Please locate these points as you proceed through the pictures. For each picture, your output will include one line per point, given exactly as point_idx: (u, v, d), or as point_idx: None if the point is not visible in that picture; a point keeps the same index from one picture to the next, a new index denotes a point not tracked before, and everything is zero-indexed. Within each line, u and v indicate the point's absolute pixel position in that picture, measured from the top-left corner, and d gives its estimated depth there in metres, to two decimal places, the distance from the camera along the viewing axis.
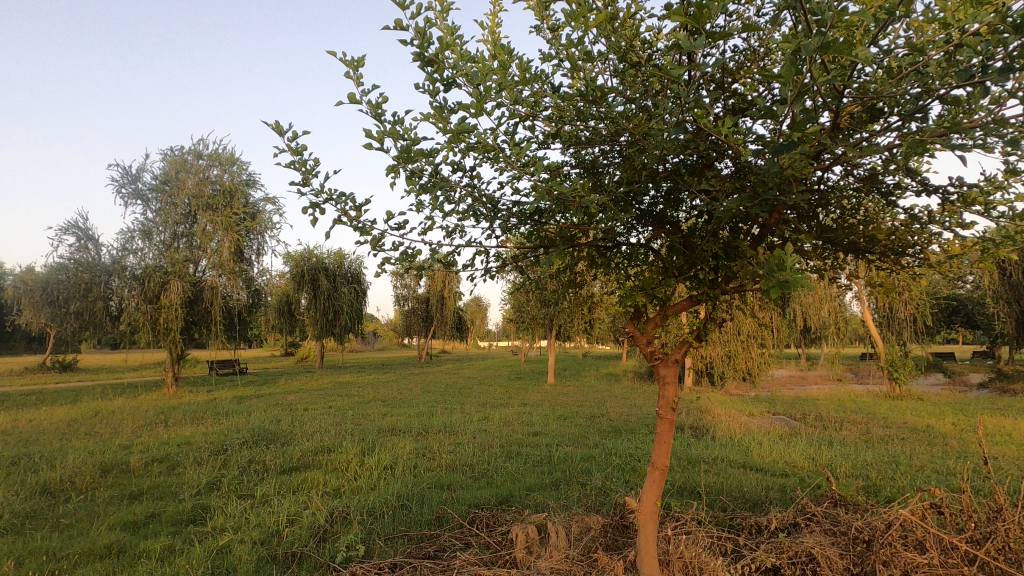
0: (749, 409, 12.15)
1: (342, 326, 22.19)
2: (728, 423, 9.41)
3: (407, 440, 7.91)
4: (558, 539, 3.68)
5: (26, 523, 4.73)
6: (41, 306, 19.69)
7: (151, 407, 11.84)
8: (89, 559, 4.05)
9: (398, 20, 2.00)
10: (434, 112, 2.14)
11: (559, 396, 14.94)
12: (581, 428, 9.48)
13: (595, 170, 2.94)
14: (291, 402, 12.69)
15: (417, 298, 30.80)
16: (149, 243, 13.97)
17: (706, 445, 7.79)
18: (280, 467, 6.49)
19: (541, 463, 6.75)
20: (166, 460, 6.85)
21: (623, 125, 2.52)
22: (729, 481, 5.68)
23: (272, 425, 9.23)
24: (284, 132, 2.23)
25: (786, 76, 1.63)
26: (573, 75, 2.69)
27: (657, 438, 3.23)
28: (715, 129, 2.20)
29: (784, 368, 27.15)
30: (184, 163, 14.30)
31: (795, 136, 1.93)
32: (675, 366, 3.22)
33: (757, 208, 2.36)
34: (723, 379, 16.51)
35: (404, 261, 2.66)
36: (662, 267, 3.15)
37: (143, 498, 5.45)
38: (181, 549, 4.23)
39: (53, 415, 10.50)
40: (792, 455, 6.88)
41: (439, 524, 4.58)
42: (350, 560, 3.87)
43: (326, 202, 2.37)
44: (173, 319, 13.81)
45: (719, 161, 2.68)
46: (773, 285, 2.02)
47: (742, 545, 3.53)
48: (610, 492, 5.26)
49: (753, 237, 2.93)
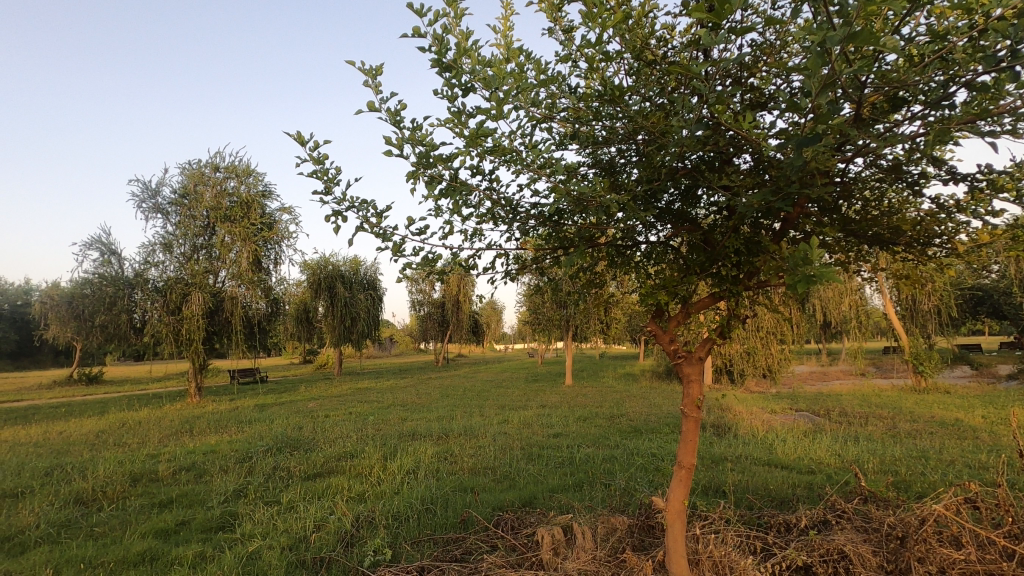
0: (771, 406, 12.02)
1: (359, 332, 22.43)
2: (750, 421, 9.29)
3: (428, 444, 7.95)
4: (585, 539, 3.67)
5: (62, 533, 4.84)
6: (67, 320, 20.14)
7: (176, 416, 12.07)
8: (124, 566, 4.15)
9: (415, 28, 2.02)
10: (452, 118, 2.17)
11: (577, 397, 14.94)
12: (602, 428, 9.47)
13: (613, 170, 2.94)
14: (313, 409, 12.86)
15: (432, 302, 30.98)
16: (170, 256, 14.28)
17: (728, 443, 7.71)
18: (305, 473, 6.57)
19: (564, 464, 6.76)
20: (193, 468, 6.97)
21: (641, 123, 2.50)
22: (754, 479, 5.62)
23: (296, 432, 9.38)
24: (305, 143, 2.27)
25: (811, 68, 1.62)
26: (588, 76, 2.70)
27: (682, 438, 3.20)
28: (735, 125, 2.19)
29: (805, 365, 26.77)
30: (202, 177, 14.53)
31: (818, 130, 1.92)
32: (700, 364, 3.18)
33: (780, 202, 2.33)
34: (744, 377, 16.37)
35: (425, 266, 2.69)
36: (683, 265, 3.14)
37: (172, 506, 5.54)
38: (212, 555, 4.31)
39: (82, 427, 10.74)
40: (818, 452, 6.78)
41: (464, 528, 4.59)
42: (378, 564, 3.92)
43: (348, 210, 2.40)
44: (195, 330, 14.07)
45: (738, 156, 2.67)
46: (799, 280, 2.00)
47: (772, 543, 3.49)
48: (635, 492, 5.24)
49: (774, 233, 2.91)
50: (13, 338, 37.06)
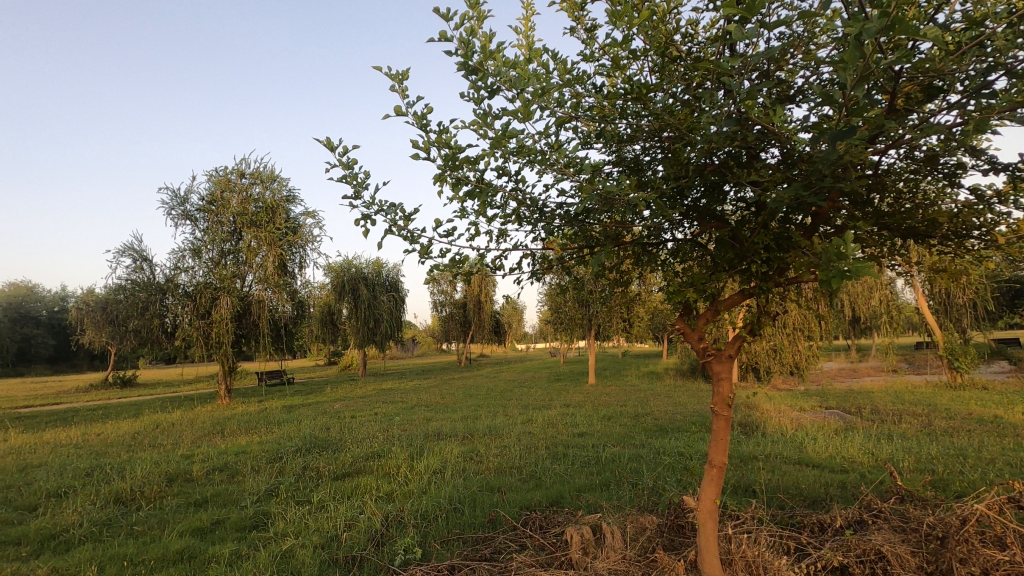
0: (801, 404, 11.77)
1: (383, 334, 22.68)
2: (778, 419, 9.14)
3: (454, 444, 8.00)
4: (614, 539, 3.66)
5: (104, 531, 4.99)
6: (102, 325, 20.77)
7: (206, 418, 12.31)
8: (164, 564, 4.26)
9: (442, 32, 2.04)
10: (477, 119, 2.18)
11: (601, 396, 14.86)
12: (626, 427, 9.41)
13: (637, 168, 2.93)
14: (338, 410, 13.03)
15: (454, 303, 31.17)
16: (199, 261, 14.63)
17: (756, 442, 7.57)
18: (333, 473, 6.66)
19: (589, 464, 6.74)
20: (226, 468, 7.14)
21: (667, 120, 2.47)
22: (785, 478, 5.52)
23: (323, 433, 9.52)
24: (335, 148, 2.31)
25: (848, 61, 1.61)
26: (613, 75, 2.69)
27: (713, 437, 3.16)
28: (763, 120, 2.17)
29: (833, 362, 26.20)
30: (228, 183, 14.84)
31: (853, 122, 1.89)
32: (730, 362, 3.13)
33: (812, 197, 2.29)
34: (771, 374, 16.10)
35: (452, 267, 2.71)
36: (711, 262, 3.10)
37: (207, 506, 5.68)
38: (247, 553, 4.41)
39: (118, 429, 11.05)
40: (850, 451, 6.63)
41: (492, 527, 4.61)
42: (408, 563, 3.97)
43: (376, 213, 2.44)
44: (224, 333, 14.42)
45: (765, 151, 2.63)
46: (833, 276, 1.95)
47: (805, 543, 3.43)
48: (663, 492, 5.21)
49: (805, 228, 2.86)
50: (51, 343, 38.60)
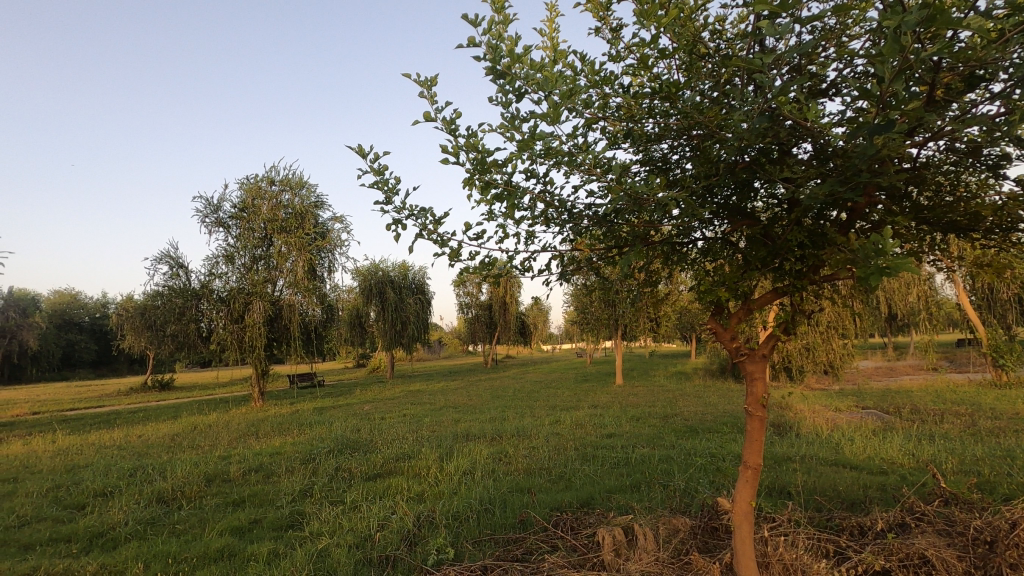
0: (837, 404, 11.47)
1: (410, 336, 22.94)
2: (812, 419, 8.95)
3: (482, 444, 8.07)
4: (647, 541, 3.63)
5: (148, 529, 5.18)
6: (141, 330, 21.49)
7: (241, 420, 12.64)
8: (205, 562, 4.40)
9: (470, 38, 2.07)
10: (506, 123, 2.20)
11: (628, 397, 14.76)
12: (656, 428, 9.32)
13: (665, 167, 2.91)
14: (367, 412, 13.22)
15: (480, 305, 31.33)
16: (232, 267, 15.02)
17: (790, 443, 7.43)
18: (365, 473, 6.77)
19: (619, 465, 6.70)
20: (261, 469, 7.32)
21: (696, 117, 2.44)
22: (822, 479, 5.41)
23: (354, 434, 9.69)
24: (366, 154, 2.37)
25: (887, 55, 1.58)
26: (639, 74, 2.68)
27: (747, 437, 3.10)
28: (797, 115, 2.13)
29: (869, 360, 25.50)
30: (259, 191, 15.20)
31: (892, 115, 1.84)
32: (763, 361, 3.07)
33: (849, 193, 2.24)
34: (803, 373, 15.74)
35: (482, 269, 2.74)
36: (743, 261, 3.05)
37: (245, 505, 5.84)
38: (285, 552, 4.51)
39: (159, 430, 11.41)
40: (889, 452, 6.44)
41: (522, 528, 4.62)
42: (441, 563, 4.02)
43: (407, 218, 2.48)
44: (257, 337, 14.81)
45: (797, 146, 2.57)
46: (871, 273, 1.91)
47: (845, 546, 3.35)
48: (696, 493, 5.15)
49: (839, 225, 2.80)
50: (93, 348, 40.27)
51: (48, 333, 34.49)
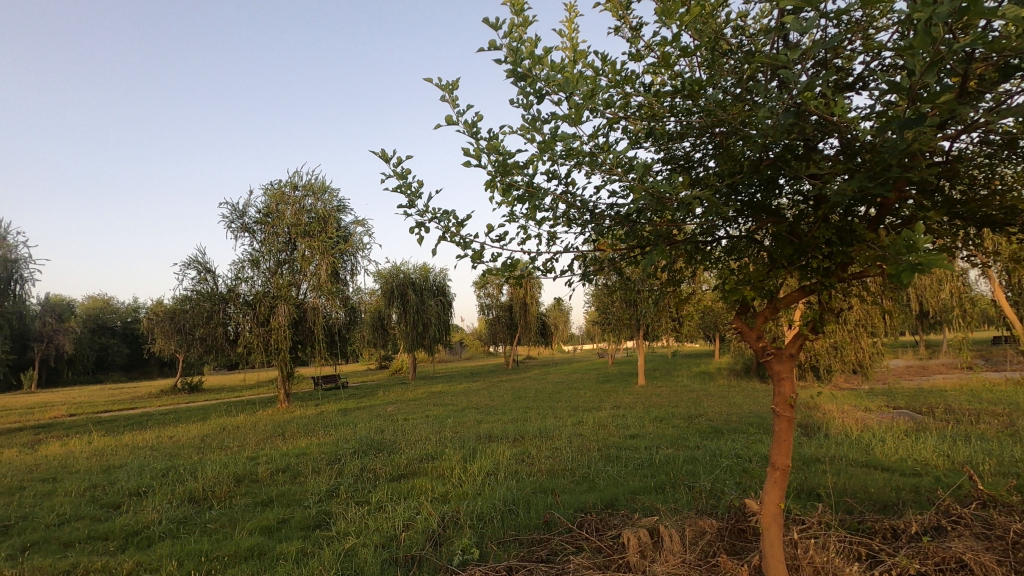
0: (868, 404, 11.20)
1: (431, 337, 23.09)
2: (842, 419, 8.76)
3: (505, 445, 8.08)
4: (673, 543, 3.60)
5: (180, 528, 5.31)
6: (171, 334, 22.02)
7: (267, 422, 12.85)
8: (236, 560, 4.49)
9: (492, 41, 2.08)
10: (527, 125, 2.21)
11: (652, 397, 14.62)
12: (680, 429, 9.22)
13: (688, 165, 2.88)
14: (391, 413, 13.33)
15: (500, 306, 31.38)
16: (258, 271, 15.32)
17: (819, 444, 7.28)
18: (390, 474, 6.84)
19: (643, 466, 6.65)
20: (288, 470, 7.45)
21: (720, 114, 2.41)
22: (852, 481, 5.29)
23: (378, 435, 9.79)
24: (389, 159, 2.39)
25: (918, 47, 1.55)
26: (660, 73, 2.66)
27: (775, 438, 3.05)
28: (823, 111, 2.10)
29: (900, 359, 24.84)
30: (283, 196, 15.47)
31: (924, 109, 1.81)
32: (791, 361, 3.02)
33: (878, 188, 2.20)
34: (831, 373, 15.42)
35: (504, 270, 2.75)
36: (769, 259, 3.01)
37: (273, 505, 5.95)
38: (312, 552, 4.57)
39: (188, 432, 11.67)
40: (923, 453, 6.29)
41: (547, 529, 4.61)
42: (466, 563, 4.05)
43: (430, 221, 2.50)
44: (282, 339, 15.08)
45: (823, 142, 2.54)
46: (902, 270, 1.87)
47: (878, 550, 3.28)
48: (722, 495, 5.08)
49: (868, 221, 2.74)
50: (125, 351, 41.46)
51: (82, 337, 35.50)
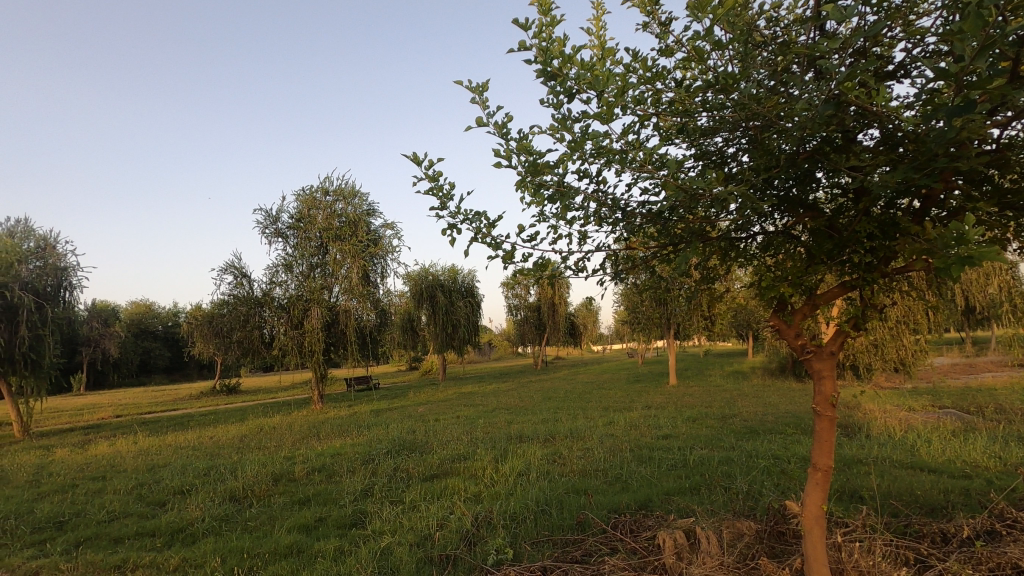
0: (912, 403, 10.80)
1: (461, 339, 23.26)
2: (884, 419, 8.47)
3: (536, 446, 8.06)
4: (710, 545, 3.53)
5: (222, 525, 5.46)
6: (209, 337, 22.67)
7: (303, 422, 13.12)
8: (276, 557, 4.60)
9: (521, 42, 2.09)
10: (558, 124, 2.21)
11: (684, 397, 14.41)
12: (714, 430, 9.05)
13: (721, 160, 2.82)
14: (422, 414, 13.46)
15: (528, 306, 31.39)
16: (291, 275, 15.68)
17: (861, 445, 7.05)
18: (423, 474, 6.91)
19: (677, 467, 6.55)
20: (324, 469, 7.59)
21: (754, 108, 2.34)
22: (897, 483, 5.11)
23: (410, 436, 9.88)
24: (420, 162, 2.42)
25: (969, 31, 1.50)
26: (691, 68, 2.62)
27: (816, 438, 2.96)
28: (864, 102, 2.04)
29: (946, 357, 23.85)
30: (314, 201, 15.79)
31: (974, 95, 1.73)
32: (831, 359, 2.93)
33: (923, 179, 2.12)
34: (871, 372, 14.93)
35: (536, 270, 2.74)
36: (807, 255, 2.92)
37: (310, 504, 6.09)
38: (349, 550, 4.65)
39: (227, 432, 12.00)
40: (972, 454, 6.03)
41: (581, 529, 4.59)
42: (501, 562, 4.06)
43: (461, 223, 2.52)
44: (316, 342, 15.41)
45: (863, 132, 2.46)
46: (952, 263, 1.80)
47: (927, 554, 3.16)
48: (760, 496, 4.97)
49: (912, 213, 2.65)
50: (167, 354, 42.98)
51: (126, 341, 36.77)
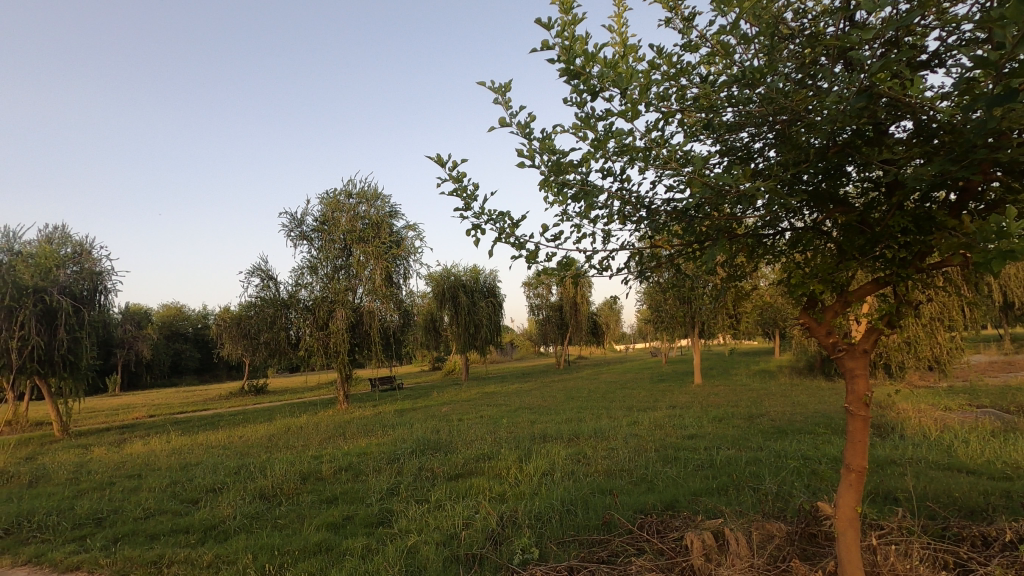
0: (948, 402, 10.47)
1: (483, 339, 23.32)
2: (918, 419, 8.23)
3: (560, 446, 8.04)
4: (739, 547, 3.47)
5: (253, 523, 5.57)
6: (237, 339, 23.14)
7: (329, 422, 13.32)
8: (306, 555, 4.68)
9: (544, 41, 2.09)
10: (581, 123, 2.21)
11: (709, 397, 14.22)
12: (741, 429, 8.92)
13: (748, 156, 2.78)
14: (446, 414, 13.55)
15: (550, 306, 31.32)
16: (316, 277, 15.90)
17: (895, 445, 6.87)
18: (448, 473, 6.96)
19: (703, 467, 6.47)
20: (350, 469, 7.68)
21: (781, 101, 2.29)
22: (934, 485, 4.96)
23: (434, 436, 9.94)
24: (445, 163, 2.44)
25: (1013, 18, 1.44)
26: (717, 63, 2.58)
27: (849, 438, 2.89)
28: (897, 93, 1.98)
29: (983, 354, 23.06)
30: (338, 204, 16.00)
31: (1016, 83, 1.67)
32: (865, 357, 2.84)
33: (961, 171, 2.05)
34: (904, 370, 14.53)
35: (560, 270, 2.73)
36: (839, 251, 2.85)
37: (338, 502, 6.18)
38: (376, 548, 4.71)
39: (256, 432, 12.25)
40: (1013, 455, 5.83)
41: (607, 530, 4.57)
42: (527, 562, 4.07)
43: (486, 222, 2.54)
44: (341, 342, 15.61)
45: (895, 124, 2.40)
46: (992, 257, 1.73)
47: (968, 558, 3.06)
48: (790, 497, 4.88)
49: (948, 207, 2.57)
50: (197, 356, 44.11)
51: (158, 342, 37.80)
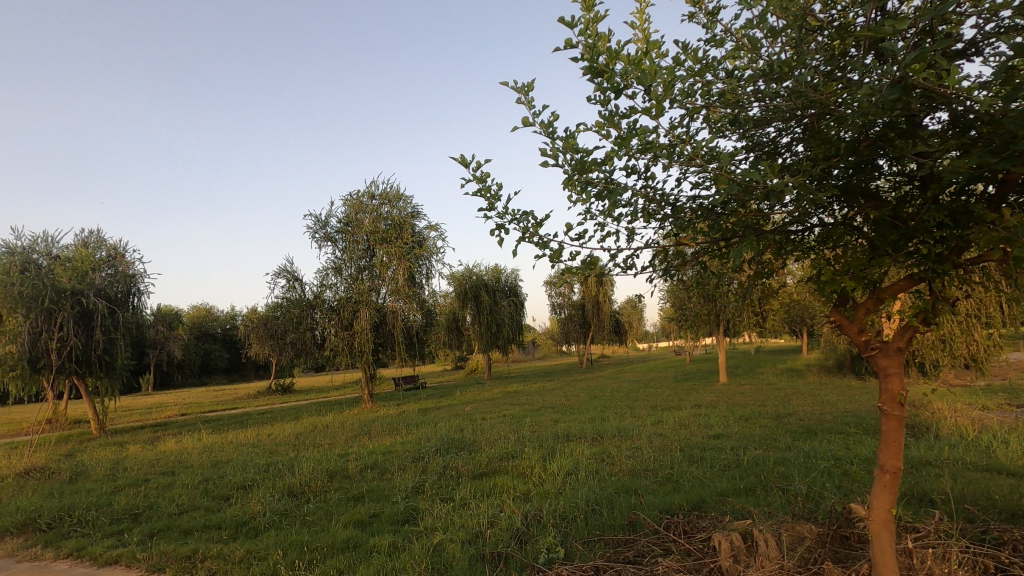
0: (985, 402, 10.13)
1: (505, 338, 23.34)
2: (954, 419, 7.98)
3: (584, 445, 8.01)
4: (769, 548, 3.41)
5: (282, 520, 5.68)
6: (264, 338, 23.52)
7: (353, 421, 13.48)
8: (334, 551, 4.75)
9: (567, 40, 2.08)
10: (604, 121, 2.20)
11: (735, 396, 14.00)
12: (769, 429, 8.76)
13: (774, 152, 2.73)
14: (469, 413, 13.59)
15: (573, 305, 31.17)
16: (340, 278, 16.08)
17: (930, 446, 6.66)
18: (472, 472, 6.99)
19: (730, 467, 6.38)
20: (376, 467, 7.78)
21: (810, 95, 2.24)
22: (972, 487, 4.81)
23: (458, 434, 9.97)
24: (468, 164, 2.45)
25: None
26: (743, 57, 2.53)
27: (883, 438, 2.81)
28: (931, 83, 1.93)
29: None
30: (361, 206, 16.17)
31: None
32: (899, 356, 2.76)
33: (1001, 163, 1.98)
34: (939, 369, 14.09)
35: (584, 269, 2.72)
36: (869, 246, 2.78)
37: (364, 500, 6.26)
38: (402, 546, 4.76)
39: (283, 430, 12.47)
40: None
41: (632, 530, 4.54)
42: (552, 561, 4.07)
43: (509, 223, 2.55)
44: (365, 342, 15.79)
45: (929, 115, 2.33)
46: None
47: (1009, 563, 2.97)
48: (821, 499, 4.78)
49: (987, 200, 2.49)
50: (226, 355, 45.03)
51: (188, 343, 38.70)
